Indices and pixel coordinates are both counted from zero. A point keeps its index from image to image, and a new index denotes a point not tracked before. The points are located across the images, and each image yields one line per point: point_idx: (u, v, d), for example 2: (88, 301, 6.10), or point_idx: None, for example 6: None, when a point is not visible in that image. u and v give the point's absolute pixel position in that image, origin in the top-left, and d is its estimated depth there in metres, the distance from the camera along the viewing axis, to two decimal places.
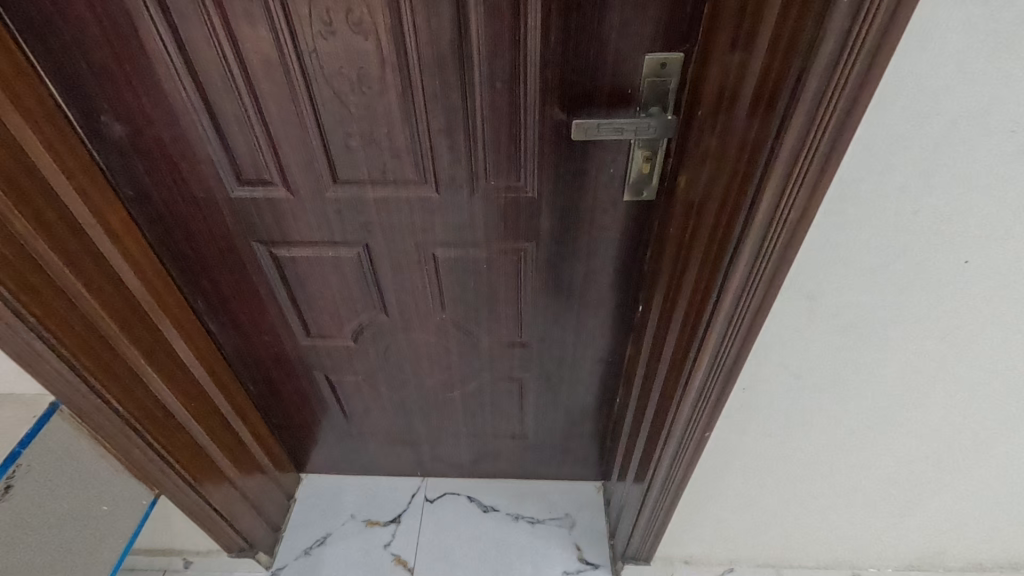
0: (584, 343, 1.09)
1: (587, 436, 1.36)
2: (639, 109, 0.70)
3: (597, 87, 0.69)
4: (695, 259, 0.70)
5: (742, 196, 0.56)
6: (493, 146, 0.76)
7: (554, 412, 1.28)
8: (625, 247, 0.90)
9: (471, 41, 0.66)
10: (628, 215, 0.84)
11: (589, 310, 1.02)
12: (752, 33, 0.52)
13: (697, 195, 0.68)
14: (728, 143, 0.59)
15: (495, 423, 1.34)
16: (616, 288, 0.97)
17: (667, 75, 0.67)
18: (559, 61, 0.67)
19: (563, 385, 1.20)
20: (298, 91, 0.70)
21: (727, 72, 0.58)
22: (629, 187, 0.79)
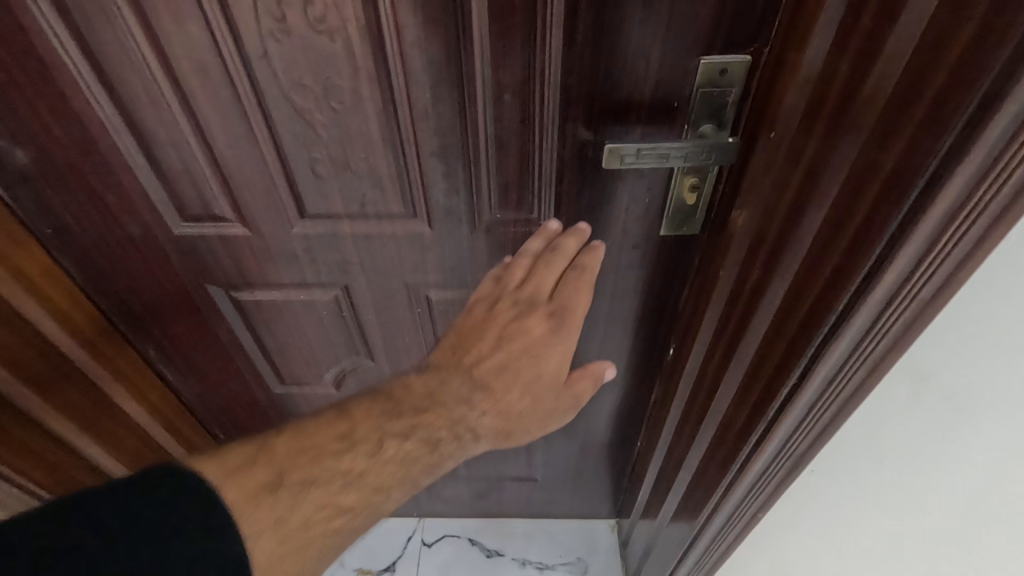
0: (603, 384, 0.95)
1: (601, 476, 1.22)
2: (688, 127, 0.55)
3: (634, 100, 0.53)
4: (764, 323, 0.54)
5: (853, 259, 0.40)
6: (502, 172, 0.60)
7: (565, 453, 1.14)
8: (658, 285, 0.74)
9: (471, 42, 0.50)
10: (664, 251, 0.69)
11: (611, 351, 0.87)
12: (876, 31, 0.37)
13: (766, 240, 0.53)
14: (824, 181, 0.43)
15: (499, 464, 1.20)
16: (644, 328, 0.82)
17: (726, 84, 0.51)
18: (587, 67, 0.51)
19: (576, 428, 1.06)
20: (246, 107, 0.54)
21: (825, 84, 0.42)
22: (666, 221, 0.64)
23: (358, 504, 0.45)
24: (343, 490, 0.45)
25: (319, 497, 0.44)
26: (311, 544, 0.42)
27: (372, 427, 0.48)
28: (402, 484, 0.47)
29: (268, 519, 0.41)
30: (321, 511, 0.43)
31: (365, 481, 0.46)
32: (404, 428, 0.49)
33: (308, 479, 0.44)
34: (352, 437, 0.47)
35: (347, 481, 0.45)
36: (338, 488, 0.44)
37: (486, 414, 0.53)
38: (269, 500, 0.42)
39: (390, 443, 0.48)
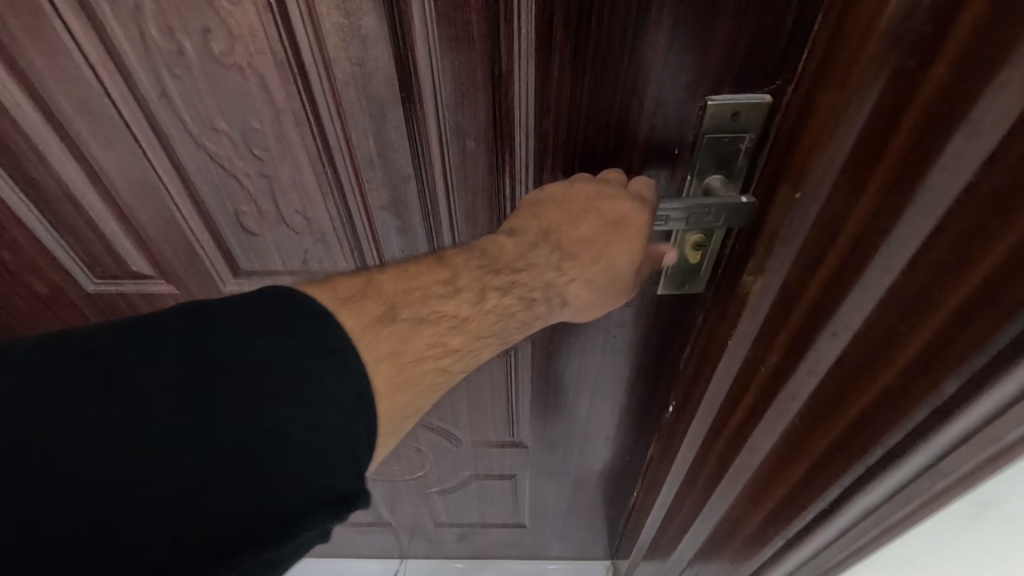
0: (594, 439, 0.85)
1: (594, 525, 1.12)
2: (690, 177, 0.44)
3: (624, 147, 0.43)
4: (783, 421, 0.44)
5: (921, 389, 0.30)
6: (470, 230, 0.49)
7: (554, 502, 1.04)
8: (655, 343, 0.64)
9: (421, 79, 0.39)
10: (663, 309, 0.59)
11: (602, 407, 0.77)
12: (957, 90, 0.26)
13: (782, 325, 0.42)
14: (867, 275, 0.33)
15: (483, 511, 1.10)
16: (640, 386, 0.72)
17: (738, 129, 0.41)
18: (565, 109, 0.41)
19: (567, 480, 0.97)
20: (151, 154, 0.44)
21: (873, 147, 0.31)
22: (665, 278, 0.54)
23: (443, 371, 0.35)
24: (448, 332, 0.35)
25: (429, 335, 0.34)
26: (424, 372, 0.33)
27: (473, 279, 0.37)
28: (497, 340, 0.38)
29: (388, 349, 0.32)
30: (417, 370, 0.33)
31: (471, 328, 0.36)
32: (500, 280, 0.38)
33: (420, 319, 0.34)
34: (459, 289, 0.36)
35: (435, 356, 0.34)
36: (448, 330, 0.35)
37: (573, 288, 0.41)
38: (385, 333, 0.32)
39: (492, 289, 0.37)
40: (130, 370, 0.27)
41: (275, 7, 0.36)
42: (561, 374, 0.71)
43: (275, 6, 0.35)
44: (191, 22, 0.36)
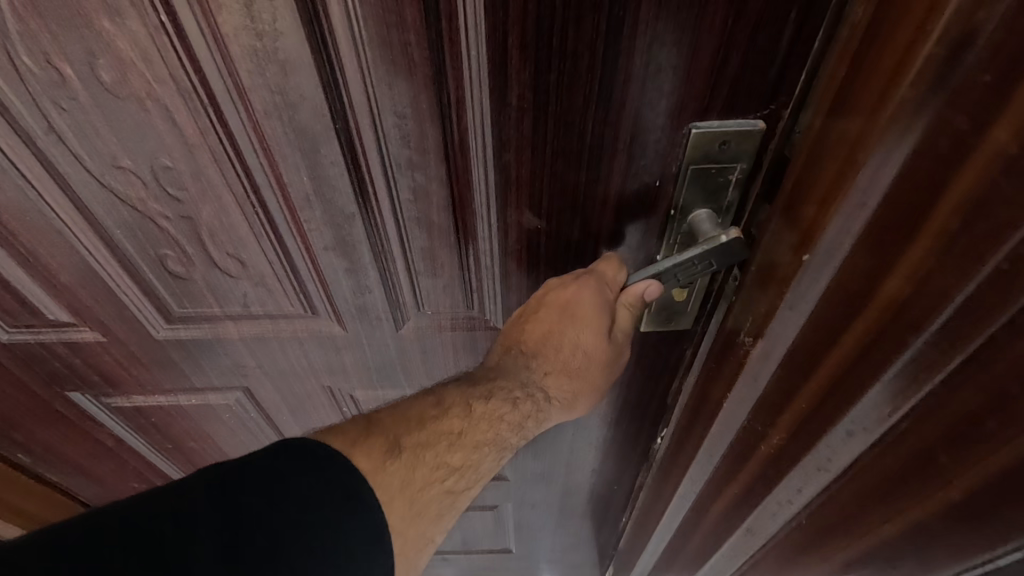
0: (579, 473, 0.80)
1: (582, 552, 1.08)
2: (675, 211, 0.39)
3: (598, 179, 0.37)
4: (801, 497, 0.40)
5: (1005, 512, 0.25)
6: (429, 268, 0.44)
7: (539, 530, 1.00)
8: (640, 381, 0.59)
9: (358, 109, 0.34)
10: (647, 346, 0.54)
11: (586, 442, 0.72)
12: (1022, 162, 0.21)
13: (790, 398, 0.37)
14: (905, 364, 0.28)
15: (466, 540, 1.05)
16: (626, 424, 0.67)
17: (728, 160, 0.35)
18: (528, 139, 0.35)
19: (554, 512, 0.92)
20: (50, 195, 0.38)
21: (903, 217, 0.26)
22: (648, 318, 0.48)
23: (447, 483, 0.36)
24: (448, 450, 0.37)
25: (428, 462, 0.35)
26: (428, 492, 0.35)
27: (459, 393, 0.39)
28: (492, 449, 0.39)
29: (399, 481, 0.33)
30: (422, 492, 0.34)
31: (467, 440, 0.38)
32: (480, 391, 0.39)
33: (421, 443, 0.36)
34: (446, 407, 0.38)
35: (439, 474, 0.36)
36: (445, 449, 0.37)
37: (549, 383, 0.43)
38: (393, 467, 0.33)
39: (477, 402, 0.39)
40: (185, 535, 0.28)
41: (170, 28, 0.29)
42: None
43: (170, 27, 0.29)
44: (71, 46, 0.30)
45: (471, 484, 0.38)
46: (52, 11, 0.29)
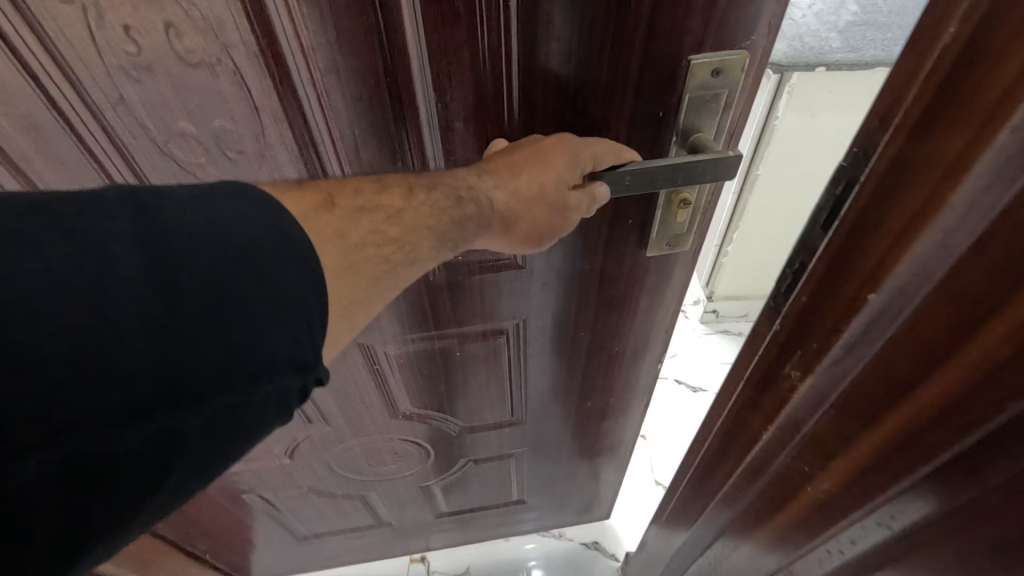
0: (591, 411, 0.87)
1: (593, 492, 1.16)
2: (677, 138, 0.46)
3: (613, 114, 0.43)
4: (845, 557, 0.36)
5: None
6: None
7: (554, 476, 1.07)
8: (645, 308, 0.67)
9: (406, 63, 0.38)
10: (651, 271, 0.61)
11: (597, 378, 0.79)
12: None
13: (841, 449, 0.34)
14: (992, 431, 0.25)
15: (484, 495, 1.11)
16: (632, 352, 0.75)
17: (719, 88, 0.43)
18: (554, 81, 0.41)
19: (564, 454, 0.99)
20: (111, 171, 0.40)
21: (1006, 266, 0.23)
22: (654, 239, 0.57)
23: (386, 258, 0.37)
24: (385, 225, 0.37)
25: (367, 226, 0.35)
26: (361, 255, 0.35)
27: (400, 179, 0.39)
28: (429, 233, 0.39)
29: (334, 231, 0.34)
30: (356, 257, 0.35)
31: (405, 219, 0.38)
32: (424, 181, 0.39)
33: (358, 209, 0.35)
34: (384, 183, 0.38)
35: (373, 245, 0.36)
36: (382, 222, 0.36)
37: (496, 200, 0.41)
38: (327, 219, 0.34)
39: (418, 187, 0.39)
40: (127, 226, 0.27)
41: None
42: (550, 351, 0.72)
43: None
44: (150, 18, 0.33)
45: (407, 263, 0.38)
46: None
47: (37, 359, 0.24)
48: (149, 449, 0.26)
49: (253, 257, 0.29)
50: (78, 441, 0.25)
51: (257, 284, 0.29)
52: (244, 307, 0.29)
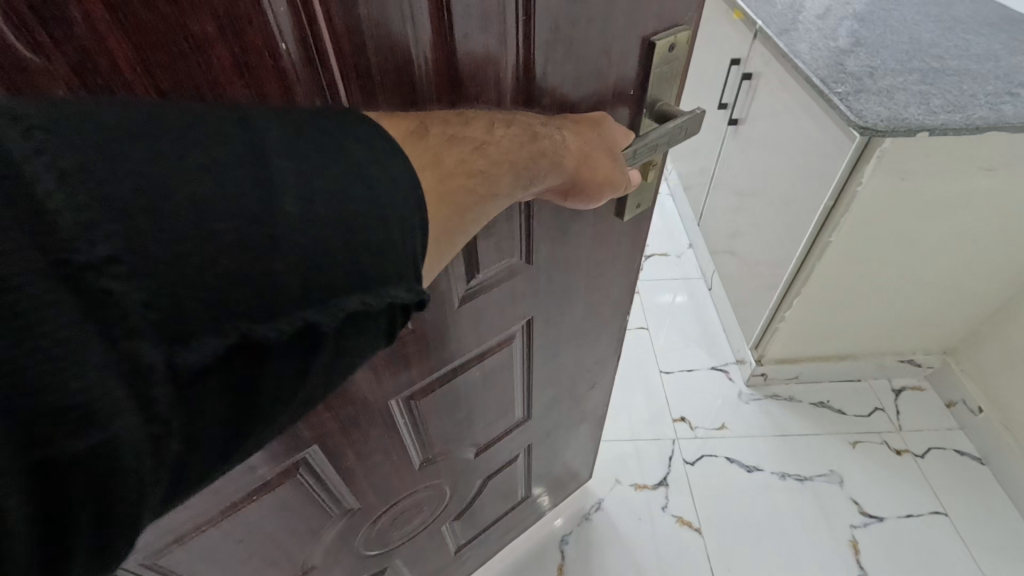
0: (581, 388, 0.94)
1: (580, 463, 1.24)
2: (647, 109, 0.56)
3: (602, 98, 0.51)
4: None
5: None
6: (488, 230, 0.52)
7: (552, 464, 1.12)
8: (626, 277, 0.76)
9: (438, 88, 0.43)
10: (628, 242, 0.70)
11: (587, 356, 0.87)
12: None
13: None
14: None
15: (494, 510, 1.12)
16: (612, 322, 0.83)
17: (674, 59, 0.53)
18: (559, 79, 0.48)
19: (559, 436, 1.04)
20: None
21: None
22: (630, 206, 0.63)
23: (473, 188, 0.43)
24: (472, 154, 0.42)
25: (457, 153, 0.42)
26: (455, 179, 0.41)
27: (480, 116, 0.44)
28: (511, 166, 0.44)
29: (431, 156, 0.40)
30: (451, 179, 0.41)
31: (489, 152, 0.43)
32: (503, 118, 0.45)
33: (450, 134, 0.42)
34: (469, 118, 0.43)
35: (471, 174, 0.42)
36: (471, 151, 0.42)
37: (566, 133, 0.47)
38: (425, 140, 0.40)
39: (499, 124, 0.44)
40: (261, 151, 0.32)
41: (286, 56, 0.36)
42: (555, 349, 0.78)
43: (290, 54, 0.36)
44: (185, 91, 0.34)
45: (489, 198, 0.44)
46: (171, 63, 0.33)
47: (205, 255, 0.30)
48: (294, 341, 0.33)
49: (363, 180, 0.35)
50: (240, 327, 0.31)
51: (370, 205, 0.35)
52: (358, 228, 0.35)
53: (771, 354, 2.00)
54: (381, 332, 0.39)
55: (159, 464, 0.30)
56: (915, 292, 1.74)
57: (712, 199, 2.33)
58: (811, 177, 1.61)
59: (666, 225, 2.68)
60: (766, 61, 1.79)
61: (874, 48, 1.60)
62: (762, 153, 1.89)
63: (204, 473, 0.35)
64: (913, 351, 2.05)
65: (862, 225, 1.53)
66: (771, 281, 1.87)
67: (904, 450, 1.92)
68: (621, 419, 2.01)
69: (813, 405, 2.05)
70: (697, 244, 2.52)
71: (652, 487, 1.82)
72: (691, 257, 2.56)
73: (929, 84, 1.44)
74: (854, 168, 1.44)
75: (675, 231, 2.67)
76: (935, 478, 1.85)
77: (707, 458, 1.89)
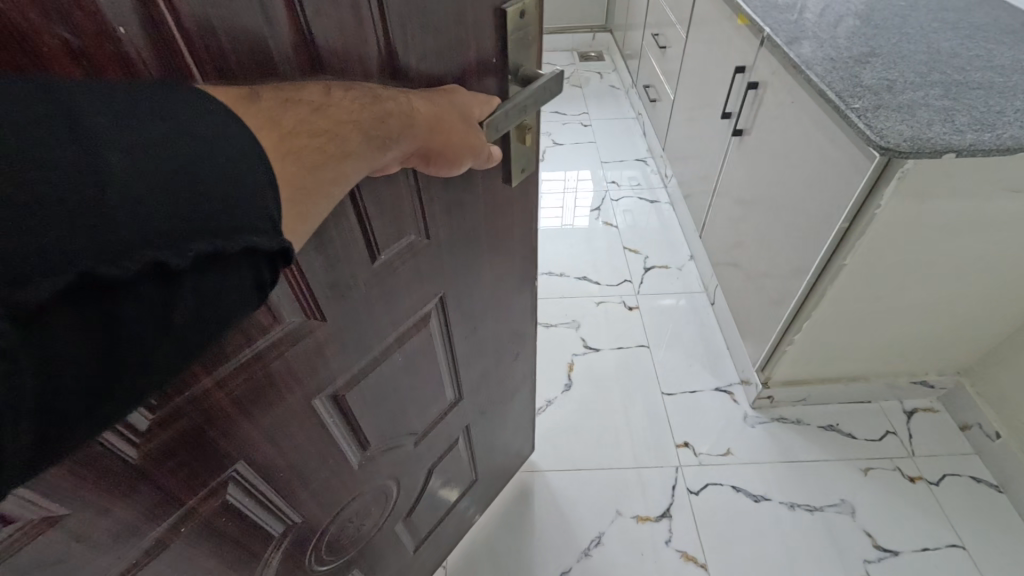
0: (506, 357, 1.00)
1: (522, 434, 1.31)
2: (510, 75, 0.58)
3: (466, 71, 0.53)
4: None
5: None
6: (378, 212, 0.54)
7: (494, 439, 1.17)
8: (527, 241, 0.81)
9: (296, 64, 0.41)
10: (520, 206, 0.75)
11: (505, 323, 0.92)
12: None
13: None
14: None
15: (447, 496, 1.14)
16: (523, 286, 0.90)
17: (526, 25, 0.56)
18: (422, 52, 0.49)
19: (494, 412, 1.09)
20: None
21: None
22: (515, 172, 0.66)
23: (320, 147, 0.41)
24: (312, 115, 0.40)
25: (296, 114, 0.40)
26: (294, 140, 0.39)
27: (314, 81, 0.42)
28: (357, 126, 0.43)
29: (262, 117, 0.38)
30: (293, 138, 0.39)
31: (330, 113, 0.41)
32: (339, 82, 0.43)
33: (288, 98, 0.40)
34: (304, 84, 0.41)
35: (308, 134, 0.40)
36: (310, 113, 0.40)
37: (414, 100, 0.47)
38: (258, 104, 0.38)
39: (336, 87, 0.42)
40: (66, 104, 0.29)
41: (127, 39, 0.33)
42: (473, 319, 0.82)
43: (132, 37, 0.33)
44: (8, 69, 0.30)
45: (340, 155, 0.42)
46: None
47: (31, 200, 0.27)
48: (149, 279, 0.31)
49: (191, 132, 0.33)
50: (84, 266, 0.29)
51: (211, 160, 0.34)
52: (196, 176, 0.33)
53: (779, 375, 1.91)
54: (251, 285, 0.38)
55: (18, 404, 0.28)
56: (930, 311, 1.65)
57: (716, 208, 2.27)
58: (825, 193, 1.51)
59: (669, 237, 2.64)
60: (775, 71, 1.73)
61: (889, 59, 1.50)
62: (770, 165, 1.82)
63: (67, 434, 0.32)
64: (927, 373, 1.96)
65: (876, 248, 1.44)
66: (783, 302, 1.77)
67: (918, 477, 1.83)
68: (619, 440, 1.92)
69: (821, 427, 1.96)
70: (699, 256, 2.48)
71: (655, 519, 1.72)
72: (692, 269, 2.52)
73: (953, 100, 1.32)
74: (872, 189, 1.34)
75: (676, 242, 2.62)
76: (950, 506, 1.76)
77: (712, 487, 1.80)
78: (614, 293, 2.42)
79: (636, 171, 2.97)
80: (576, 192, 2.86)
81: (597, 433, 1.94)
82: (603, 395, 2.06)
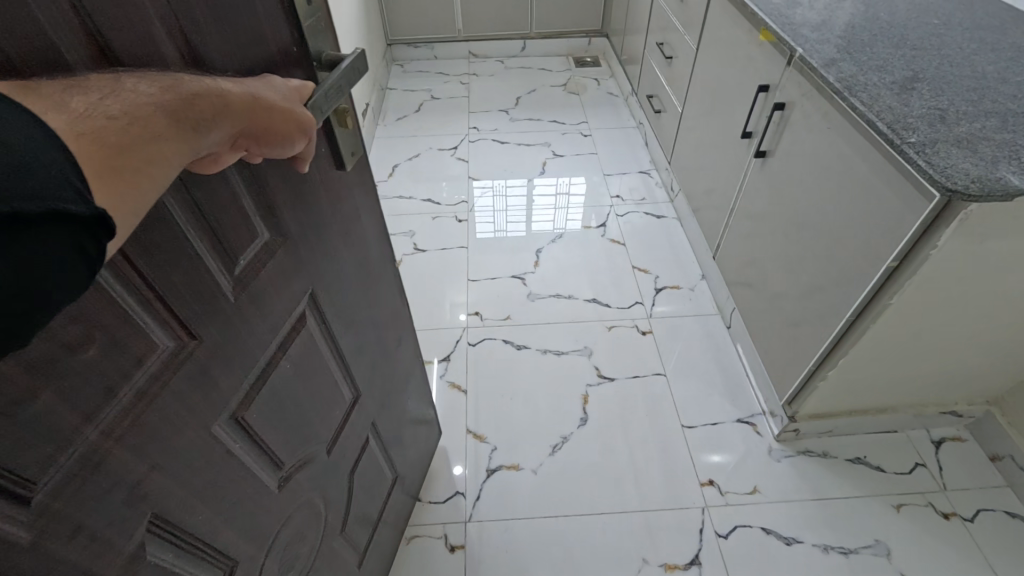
0: (388, 339, 1.09)
1: (423, 420, 1.43)
2: (313, 62, 0.69)
3: (270, 54, 0.62)
4: None
5: None
6: (218, 221, 0.58)
7: (398, 431, 1.24)
8: (372, 222, 0.94)
9: (84, 52, 0.43)
10: (355, 182, 0.86)
11: (377, 308, 1.01)
12: None
13: None
14: None
15: (374, 497, 1.17)
16: (383, 273, 1.01)
17: (313, 12, 0.68)
18: (221, 38, 0.54)
19: (392, 401, 1.18)
20: None
21: None
22: (345, 156, 0.79)
23: (124, 129, 0.41)
24: (103, 102, 0.41)
25: (83, 101, 0.39)
26: (90, 121, 0.39)
27: (104, 69, 0.44)
28: (163, 109, 0.44)
29: (44, 104, 0.37)
30: (87, 125, 0.39)
31: (125, 98, 0.42)
32: (136, 73, 0.45)
33: (74, 86, 0.40)
34: (89, 74, 0.42)
35: (105, 116, 0.40)
36: (101, 100, 0.40)
37: (227, 85, 0.51)
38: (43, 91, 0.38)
39: (128, 76, 0.44)
40: None
41: None
42: (346, 308, 0.89)
43: None
44: None
45: (148, 137, 0.42)
46: None
47: None
48: None
49: None
50: None
51: (24, 164, 0.34)
52: None
53: (806, 409, 1.77)
54: (72, 254, 0.36)
55: None
56: (968, 343, 1.50)
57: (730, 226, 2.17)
58: (868, 218, 1.36)
59: (679, 258, 2.57)
60: (805, 91, 1.61)
61: (936, 85, 1.37)
62: (794, 184, 1.71)
63: None
64: (956, 403, 1.79)
65: (920, 288, 1.29)
66: (811, 333, 1.63)
67: (952, 513, 1.67)
68: (624, 473, 1.82)
69: (850, 460, 1.81)
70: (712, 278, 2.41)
71: (684, 567, 1.60)
72: (704, 289, 2.44)
73: (1014, 133, 1.19)
74: (925, 231, 1.20)
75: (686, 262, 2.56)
76: (991, 545, 1.59)
77: (741, 530, 1.67)
78: (626, 317, 2.34)
79: (636, 183, 2.94)
80: (568, 209, 2.82)
81: (596, 459, 1.86)
82: (609, 423, 1.97)
